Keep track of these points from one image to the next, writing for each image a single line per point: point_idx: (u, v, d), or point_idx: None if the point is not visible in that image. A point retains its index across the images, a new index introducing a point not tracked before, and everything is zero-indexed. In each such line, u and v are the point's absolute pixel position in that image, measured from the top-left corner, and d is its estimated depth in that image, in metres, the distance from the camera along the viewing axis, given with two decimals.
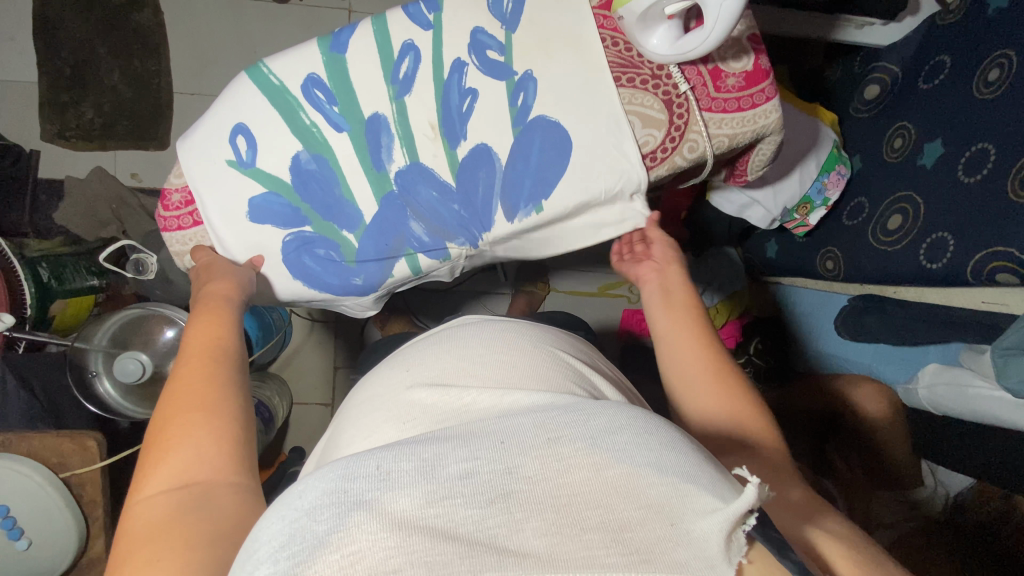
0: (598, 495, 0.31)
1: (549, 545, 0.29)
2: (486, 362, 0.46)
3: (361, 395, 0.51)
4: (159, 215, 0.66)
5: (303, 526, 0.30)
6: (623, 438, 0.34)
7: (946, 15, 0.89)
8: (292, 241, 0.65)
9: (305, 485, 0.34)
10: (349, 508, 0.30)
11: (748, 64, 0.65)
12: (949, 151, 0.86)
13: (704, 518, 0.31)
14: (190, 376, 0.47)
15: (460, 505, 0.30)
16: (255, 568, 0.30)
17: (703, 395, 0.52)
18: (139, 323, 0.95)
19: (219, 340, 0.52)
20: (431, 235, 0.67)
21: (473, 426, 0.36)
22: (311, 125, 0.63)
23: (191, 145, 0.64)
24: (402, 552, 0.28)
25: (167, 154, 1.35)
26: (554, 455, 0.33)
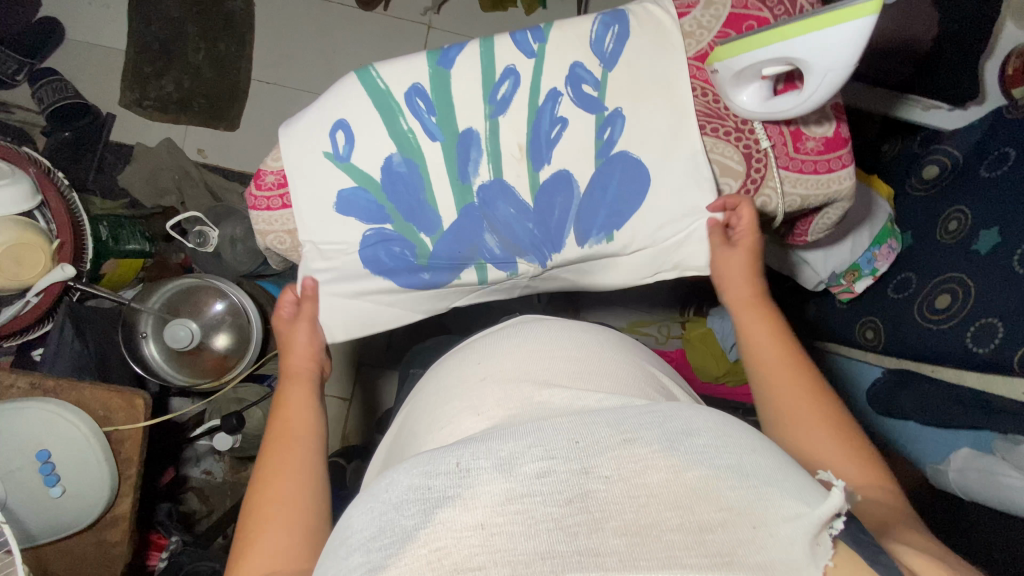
0: (677, 497, 0.31)
1: (628, 546, 0.29)
2: (554, 365, 0.50)
3: (433, 386, 0.55)
4: (249, 194, 0.68)
5: (392, 519, 0.32)
6: (703, 441, 0.34)
7: (1015, 109, 0.92)
8: (372, 235, 0.68)
9: (389, 478, 0.35)
10: (434, 505, 0.31)
11: (829, 131, 0.67)
12: (1006, 241, 0.87)
13: (789, 522, 0.30)
14: (286, 458, 0.52)
15: (540, 502, 0.31)
16: (349, 552, 0.32)
17: (803, 425, 0.51)
18: (192, 292, 0.98)
19: (300, 428, 0.56)
20: (503, 249, 0.71)
21: (549, 423, 0.36)
22: (408, 131, 0.66)
23: (291, 133, 0.67)
24: (489, 548, 0.29)
25: (234, 135, 1.39)
26: (631, 455, 0.33)
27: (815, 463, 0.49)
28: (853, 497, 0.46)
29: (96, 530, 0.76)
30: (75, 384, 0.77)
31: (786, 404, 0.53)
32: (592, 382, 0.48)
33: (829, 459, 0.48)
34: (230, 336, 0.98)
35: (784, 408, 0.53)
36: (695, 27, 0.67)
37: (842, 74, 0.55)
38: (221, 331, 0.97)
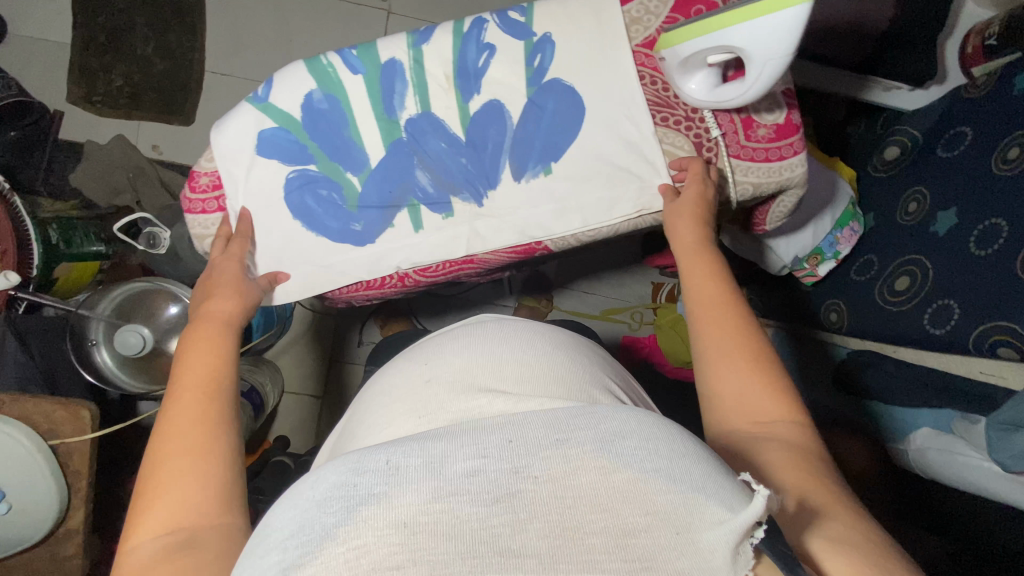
0: (604, 498, 0.28)
1: (548, 548, 0.26)
2: (503, 368, 0.47)
3: (377, 389, 0.53)
4: (184, 195, 0.64)
5: (312, 518, 0.28)
6: (633, 443, 0.30)
7: (972, 89, 0.91)
8: (296, 178, 0.63)
9: (320, 474, 0.31)
10: (355, 504, 0.28)
11: (780, 118, 0.66)
12: (962, 223, 0.87)
13: (710, 528, 0.28)
14: (199, 347, 0.51)
15: (464, 503, 0.27)
16: (266, 554, 0.28)
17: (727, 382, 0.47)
18: (143, 297, 0.95)
19: (213, 371, 0.49)
20: (436, 186, 0.66)
21: (481, 420, 0.33)
22: (328, 66, 0.62)
23: (223, 130, 0.62)
24: (407, 550, 0.26)
25: (189, 130, 1.34)
26: (563, 455, 0.29)
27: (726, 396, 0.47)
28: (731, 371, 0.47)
29: (49, 544, 0.75)
30: (17, 399, 0.74)
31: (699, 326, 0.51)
32: (537, 386, 0.45)
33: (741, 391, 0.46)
34: None
35: (716, 341, 0.49)
36: (643, 12, 0.65)
37: (782, 62, 0.53)
38: (175, 335, 0.95)
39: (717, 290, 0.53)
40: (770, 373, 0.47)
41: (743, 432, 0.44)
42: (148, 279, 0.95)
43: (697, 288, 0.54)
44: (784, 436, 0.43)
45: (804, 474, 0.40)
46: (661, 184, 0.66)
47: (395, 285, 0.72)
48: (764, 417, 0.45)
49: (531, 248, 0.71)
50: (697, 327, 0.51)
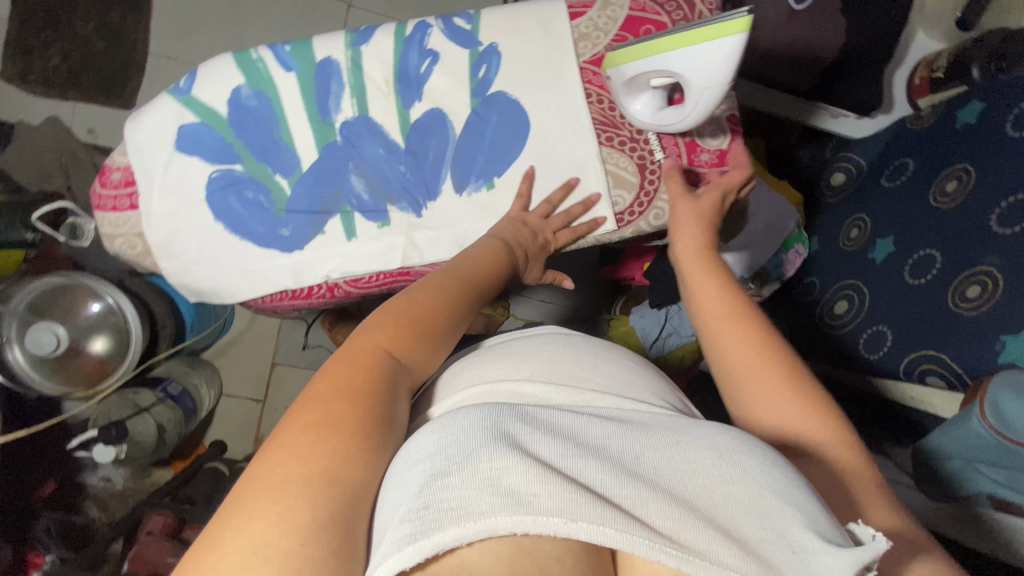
0: (717, 503, 0.29)
1: (673, 523, 0.28)
2: (606, 363, 0.47)
3: (456, 375, 0.48)
4: (94, 191, 0.59)
5: (456, 446, 0.31)
6: (749, 457, 0.31)
7: (917, 120, 0.93)
8: (219, 178, 0.59)
9: (457, 416, 0.34)
10: (496, 439, 0.30)
11: (723, 144, 0.65)
12: (898, 251, 0.89)
13: (825, 550, 0.27)
14: (385, 328, 0.41)
15: (594, 467, 0.30)
16: (412, 476, 0.31)
17: (762, 400, 0.43)
18: (63, 292, 0.89)
19: (379, 362, 0.39)
20: (371, 195, 0.62)
21: (615, 418, 0.36)
22: (258, 61, 0.59)
23: (140, 124, 0.58)
24: (541, 481, 0.28)
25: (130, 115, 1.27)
26: (683, 449, 0.32)
27: (760, 416, 0.43)
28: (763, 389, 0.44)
29: None
30: None
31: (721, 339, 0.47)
32: (644, 388, 0.44)
33: (777, 409, 0.43)
34: (108, 339, 0.91)
35: (735, 354, 0.46)
36: (591, 28, 0.63)
37: (721, 92, 0.53)
38: (98, 334, 0.91)
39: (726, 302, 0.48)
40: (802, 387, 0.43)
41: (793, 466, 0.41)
42: (68, 273, 0.89)
43: (706, 295, 0.50)
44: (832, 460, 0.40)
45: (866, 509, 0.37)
46: (605, 211, 0.65)
47: (325, 296, 0.65)
48: (807, 441, 0.41)
49: None
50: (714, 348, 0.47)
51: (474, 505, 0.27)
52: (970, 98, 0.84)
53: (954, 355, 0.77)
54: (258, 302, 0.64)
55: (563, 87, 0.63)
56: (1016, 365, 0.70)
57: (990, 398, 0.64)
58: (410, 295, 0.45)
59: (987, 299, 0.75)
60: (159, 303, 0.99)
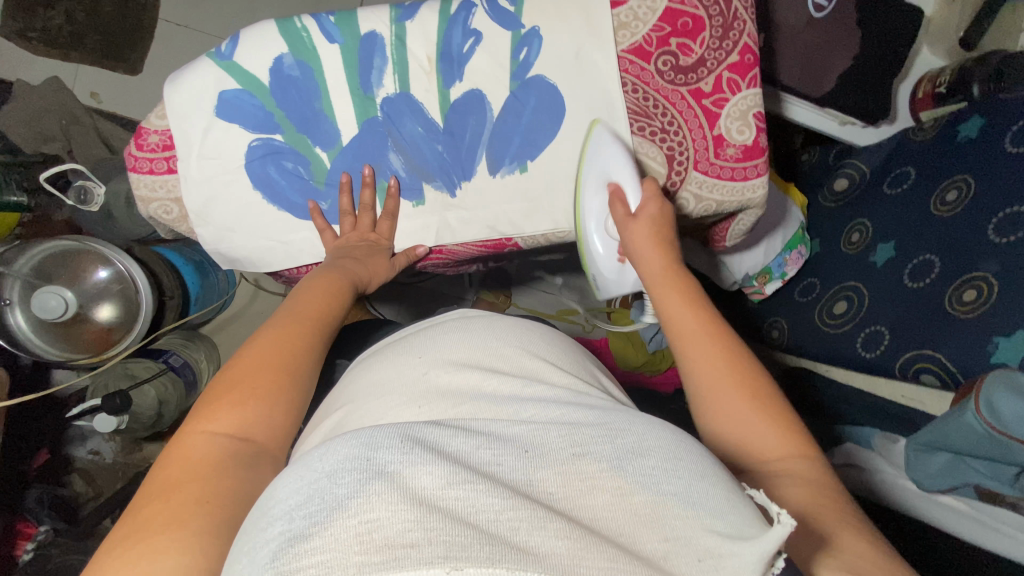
0: (622, 524, 0.28)
1: (570, 549, 0.26)
2: (499, 364, 0.44)
3: (361, 380, 0.47)
4: (129, 153, 0.59)
5: (321, 488, 0.28)
6: (651, 463, 0.31)
7: (919, 132, 0.96)
8: (259, 146, 0.60)
9: (329, 447, 0.31)
10: (372, 476, 0.28)
11: (749, 139, 0.66)
12: (898, 255, 0.93)
13: (729, 556, 0.27)
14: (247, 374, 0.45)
15: (482, 492, 0.28)
16: (271, 526, 0.28)
17: (740, 423, 0.47)
18: (70, 257, 0.88)
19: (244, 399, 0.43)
20: (409, 172, 0.64)
21: (501, 425, 0.35)
22: (302, 30, 0.59)
23: (179, 87, 0.57)
24: (422, 527, 0.25)
25: (136, 80, 1.24)
26: (578, 472, 0.31)
27: (735, 440, 0.47)
28: (741, 414, 0.47)
29: None
30: None
31: (697, 363, 0.50)
32: (536, 377, 0.43)
33: (749, 432, 0.47)
34: (115, 308, 0.89)
35: (707, 380, 0.49)
36: (631, 17, 0.63)
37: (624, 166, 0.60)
38: (104, 301, 0.89)
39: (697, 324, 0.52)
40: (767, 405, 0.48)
41: (761, 477, 0.45)
42: (78, 237, 0.87)
43: (682, 320, 0.53)
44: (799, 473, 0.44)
45: (818, 531, 0.40)
46: None
47: None
48: (780, 464, 0.45)
49: (501, 243, 0.69)
50: (685, 363, 0.51)
51: (339, 560, 0.24)
52: (972, 112, 0.88)
53: (948, 354, 0.82)
54: (291, 273, 0.67)
55: (598, 75, 0.64)
56: (1006, 365, 0.75)
57: (987, 395, 0.68)
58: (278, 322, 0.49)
59: (983, 303, 0.79)
60: (167, 275, 0.98)
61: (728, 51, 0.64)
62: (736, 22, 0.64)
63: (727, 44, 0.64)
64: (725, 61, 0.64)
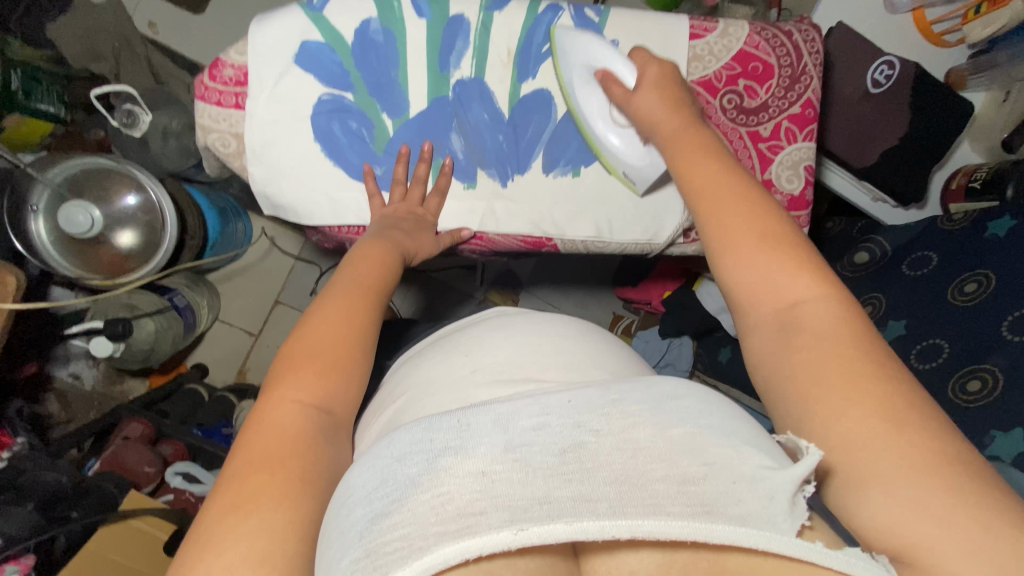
0: (663, 449, 0.29)
1: (618, 493, 0.28)
2: (544, 357, 0.45)
3: (417, 374, 0.48)
4: (199, 81, 0.59)
5: (393, 471, 0.30)
6: (687, 403, 0.32)
7: (949, 221, 0.98)
8: (328, 101, 0.61)
9: (391, 436, 0.33)
10: (437, 455, 0.30)
11: (796, 190, 0.68)
12: (908, 334, 0.94)
13: (763, 478, 0.29)
14: (321, 343, 0.44)
15: (534, 453, 0.29)
16: (351, 509, 0.30)
17: (751, 270, 0.43)
18: (103, 176, 0.88)
19: (323, 369, 0.43)
20: (466, 155, 0.64)
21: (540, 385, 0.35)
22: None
23: (264, 28, 0.58)
24: (489, 497, 0.28)
25: (196, 19, 1.25)
26: (620, 412, 0.31)
27: (747, 288, 0.43)
28: (755, 262, 0.43)
29: None
30: None
31: (710, 214, 0.46)
32: (583, 373, 0.44)
33: (764, 280, 0.42)
34: (136, 235, 0.89)
35: (720, 229, 0.45)
36: (706, 52, 0.65)
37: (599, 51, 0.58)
38: (128, 227, 0.88)
39: (712, 175, 0.48)
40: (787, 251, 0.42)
41: (771, 325, 0.41)
42: (113, 159, 0.88)
43: (698, 173, 0.49)
44: (812, 319, 0.39)
45: (823, 379, 0.36)
46: (672, 231, 0.68)
47: None
48: (796, 310, 0.40)
49: (540, 243, 0.68)
50: (700, 218, 0.47)
51: (418, 531, 0.27)
52: (1003, 212, 0.90)
53: None
54: (331, 231, 0.66)
55: None
56: (999, 458, 0.78)
57: None
58: (348, 293, 0.49)
59: (987, 395, 0.81)
60: (193, 214, 0.99)
61: (792, 102, 0.66)
62: (804, 76, 0.66)
63: (792, 95, 0.66)
64: (787, 110, 0.67)
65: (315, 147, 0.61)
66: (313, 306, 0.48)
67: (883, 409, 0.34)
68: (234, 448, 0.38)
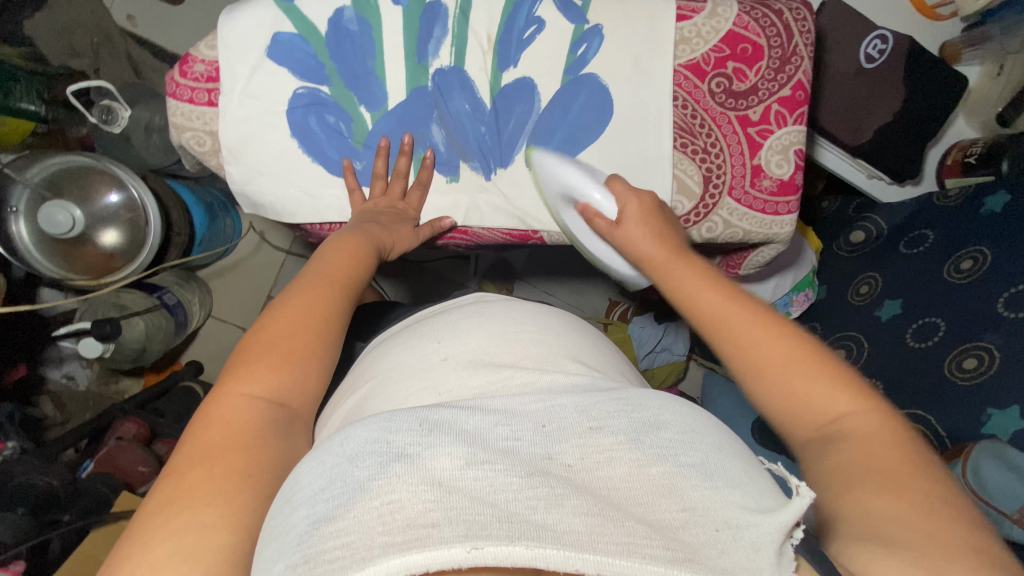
0: (638, 492, 0.29)
1: (589, 526, 0.26)
2: (522, 349, 0.44)
3: (386, 362, 0.47)
4: (171, 78, 0.57)
5: (344, 471, 0.30)
6: (668, 435, 0.32)
7: (944, 198, 0.97)
8: (304, 95, 0.59)
9: (348, 433, 0.33)
10: (391, 459, 0.29)
11: (786, 175, 0.66)
12: (903, 314, 0.94)
13: (744, 530, 0.28)
14: (277, 336, 0.44)
15: (499, 472, 0.29)
16: (297, 508, 0.30)
17: (775, 389, 0.42)
18: (84, 175, 0.86)
19: (276, 363, 0.43)
20: (449, 147, 0.63)
21: (520, 401, 0.35)
22: None
23: (234, 21, 0.57)
24: (441, 507, 0.27)
25: (174, 10, 1.21)
26: (595, 444, 0.31)
27: (781, 412, 0.42)
28: (772, 386, 0.42)
29: None
30: None
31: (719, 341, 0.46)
32: (568, 368, 0.43)
33: (791, 399, 0.41)
34: (120, 234, 0.87)
35: (735, 355, 0.45)
36: (694, 33, 0.63)
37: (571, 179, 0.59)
38: (111, 226, 0.87)
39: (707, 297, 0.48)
40: (800, 351, 0.42)
41: (815, 444, 0.40)
42: (94, 156, 0.86)
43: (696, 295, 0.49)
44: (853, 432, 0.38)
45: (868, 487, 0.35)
46: None
47: None
48: (832, 427, 0.39)
49: (526, 236, 0.68)
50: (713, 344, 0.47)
51: (362, 541, 0.26)
52: (997, 188, 0.89)
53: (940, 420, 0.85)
54: (313, 228, 0.65)
55: (652, 84, 0.64)
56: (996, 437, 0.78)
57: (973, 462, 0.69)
58: (311, 284, 0.48)
59: (982, 372, 0.81)
60: (177, 211, 0.97)
61: (782, 84, 0.64)
62: (794, 57, 0.64)
63: (781, 77, 0.64)
64: (776, 93, 0.65)
65: (292, 143, 0.60)
66: (276, 296, 0.47)
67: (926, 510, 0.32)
68: (182, 438, 0.38)
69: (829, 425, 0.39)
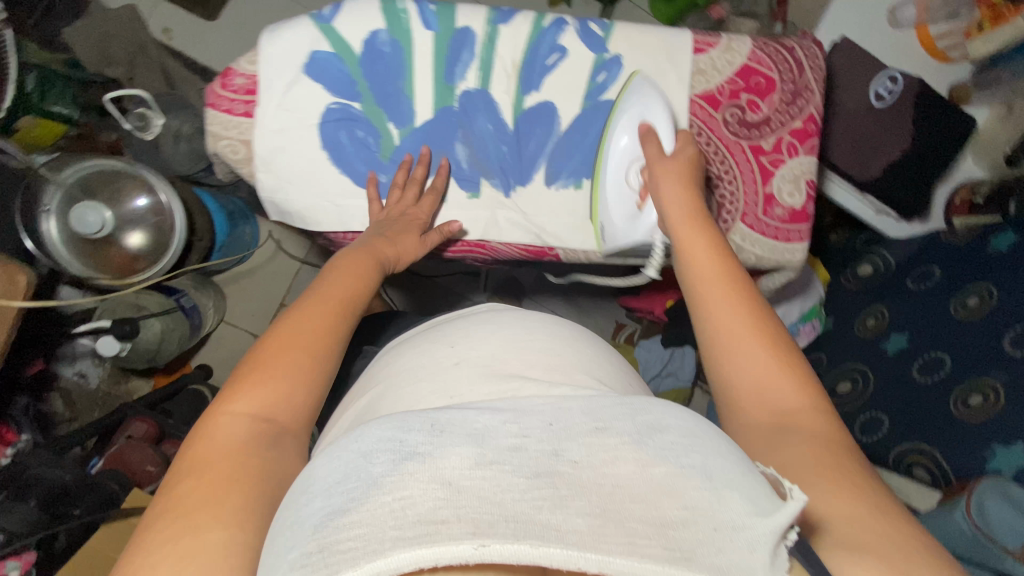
0: (642, 490, 0.30)
1: (593, 529, 0.27)
2: (533, 361, 0.46)
3: (398, 366, 0.49)
4: (211, 89, 0.61)
5: (359, 466, 0.31)
6: (671, 438, 0.33)
7: (950, 234, 0.99)
8: (336, 110, 0.62)
9: (362, 430, 0.34)
10: (403, 458, 0.31)
11: (797, 204, 0.68)
12: (912, 347, 0.95)
13: (737, 532, 0.28)
14: (279, 344, 0.46)
15: (506, 473, 0.30)
16: (311, 500, 0.31)
17: (748, 371, 0.47)
18: (116, 179, 0.90)
19: (274, 371, 0.44)
20: (471, 164, 0.65)
21: (531, 406, 0.36)
22: (402, 11, 0.61)
23: (275, 39, 0.60)
24: (450, 506, 0.28)
25: (210, 27, 1.27)
26: (601, 446, 0.32)
27: (746, 391, 0.46)
28: (750, 364, 0.47)
29: None
30: None
31: (713, 310, 0.49)
32: (580, 379, 0.45)
33: (763, 382, 0.46)
34: (145, 236, 0.90)
35: (724, 327, 0.48)
36: (709, 66, 0.66)
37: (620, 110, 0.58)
38: (138, 228, 0.90)
39: (712, 267, 0.52)
40: (777, 340, 0.47)
41: (768, 426, 0.44)
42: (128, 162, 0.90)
43: (701, 263, 0.52)
44: (805, 426, 0.43)
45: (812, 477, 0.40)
46: None
47: None
48: (791, 416, 0.44)
49: (541, 252, 0.70)
50: (700, 315, 0.51)
51: (376, 532, 0.27)
52: (1005, 227, 0.90)
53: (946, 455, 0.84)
54: (336, 237, 0.67)
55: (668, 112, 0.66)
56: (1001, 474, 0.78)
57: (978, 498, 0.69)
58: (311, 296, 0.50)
59: (988, 409, 0.81)
60: (200, 215, 1.00)
61: (793, 116, 0.67)
62: (805, 92, 0.67)
63: (793, 110, 0.67)
64: (788, 125, 0.67)
65: (321, 154, 0.63)
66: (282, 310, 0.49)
67: (860, 503, 0.38)
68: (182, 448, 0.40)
69: (785, 415, 0.44)
